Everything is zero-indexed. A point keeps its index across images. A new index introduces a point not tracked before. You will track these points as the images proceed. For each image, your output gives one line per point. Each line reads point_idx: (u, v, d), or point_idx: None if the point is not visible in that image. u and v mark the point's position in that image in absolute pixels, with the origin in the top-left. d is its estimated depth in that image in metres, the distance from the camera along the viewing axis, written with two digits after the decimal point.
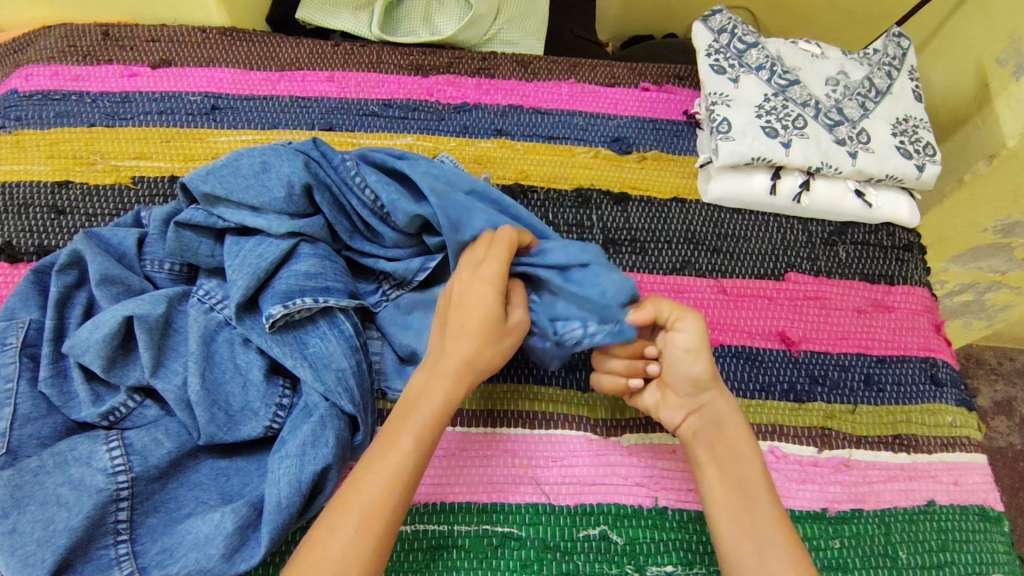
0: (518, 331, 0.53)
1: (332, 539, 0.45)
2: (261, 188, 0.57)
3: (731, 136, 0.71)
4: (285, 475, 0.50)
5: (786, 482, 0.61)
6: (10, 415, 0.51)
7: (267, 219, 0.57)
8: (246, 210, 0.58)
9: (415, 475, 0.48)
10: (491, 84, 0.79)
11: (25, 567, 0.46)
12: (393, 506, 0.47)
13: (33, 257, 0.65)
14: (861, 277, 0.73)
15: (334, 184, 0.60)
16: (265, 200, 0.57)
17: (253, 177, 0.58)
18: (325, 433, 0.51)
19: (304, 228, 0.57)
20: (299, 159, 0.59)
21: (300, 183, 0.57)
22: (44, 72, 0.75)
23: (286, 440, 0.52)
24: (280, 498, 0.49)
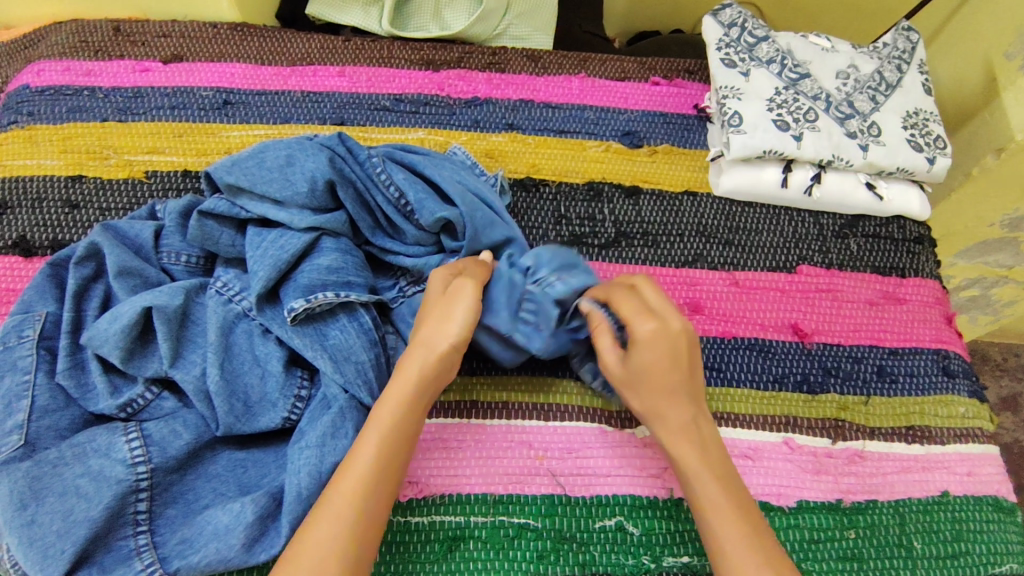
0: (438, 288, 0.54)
1: (316, 528, 0.45)
2: (283, 181, 0.57)
3: (743, 129, 0.71)
4: (305, 465, 0.50)
5: (801, 473, 0.61)
6: (28, 407, 0.51)
7: (289, 214, 0.57)
8: (268, 203, 0.58)
9: (384, 466, 0.48)
10: (501, 78, 0.79)
11: (45, 558, 0.46)
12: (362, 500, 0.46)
13: (48, 251, 0.65)
14: (873, 270, 0.73)
15: (359, 180, 0.60)
16: (288, 194, 0.57)
17: (276, 170, 0.58)
18: (344, 423, 0.52)
19: (326, 223, 0.57)
20: (322, 154, 0.59)
21: (323, 179, 0.57)
22: (55, 67, 0.75)
23: (305, 431, 0.52)
24: (300, 487, 0.49)
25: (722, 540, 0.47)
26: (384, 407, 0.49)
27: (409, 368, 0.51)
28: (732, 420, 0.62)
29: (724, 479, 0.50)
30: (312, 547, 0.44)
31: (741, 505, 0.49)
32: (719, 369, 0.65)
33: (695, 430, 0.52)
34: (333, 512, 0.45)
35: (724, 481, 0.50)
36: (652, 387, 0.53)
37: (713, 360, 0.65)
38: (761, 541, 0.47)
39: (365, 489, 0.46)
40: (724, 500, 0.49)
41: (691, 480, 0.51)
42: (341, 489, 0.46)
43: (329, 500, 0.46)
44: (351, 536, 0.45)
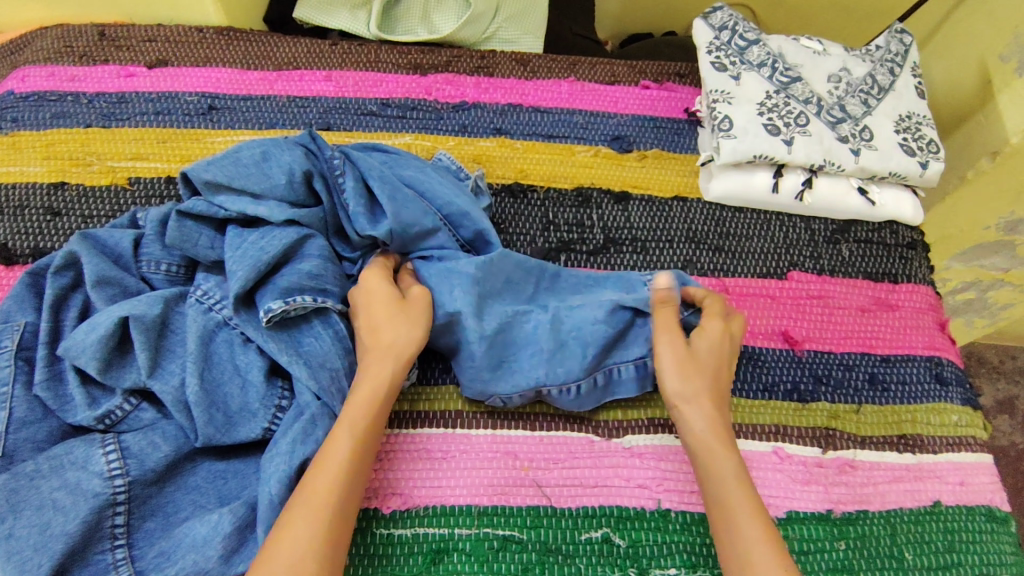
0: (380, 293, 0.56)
1: (289, 533, 0.44)
2: (259, 175, 0.57)
3: (733, 134, 0.70)
4: (275, 473, 0.50)
5: (790, 483, 0.60)
6: (5, 419, 0.50)
7: (267, 207, 0.56)
8: (246, 198, 0.56)
9: (354, 467, 0.48)
10: (490, 82, 0.79)
11: (20, 573, 0.45)
12: (337, 500, 0.46)
13: (29, 259, 0.64)
14: (865, 276, 0.72)
15: (328, 178, 0.60)
16: (266, 187, 0.57)
17: (254, 166, 0.57)
18: (310, 428, 0.51)
19: (303, 217, 0.57)
20: (298, 150, 0.59)
21: (301, 170, 0.58)
22: (40, 73, 0.75)
23: (277, 439, 0.51)
24: (272, 496, 0.49)
25: (741, 536, 0.48)
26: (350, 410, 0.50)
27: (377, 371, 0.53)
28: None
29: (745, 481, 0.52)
30: (284, 550, 0.44)
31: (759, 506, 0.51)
32: None
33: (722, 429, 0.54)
34: (304, 514, 0.45)
35: (745, 478, 0.52)
36: (698, 375, 0.56)
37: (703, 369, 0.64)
38: (776, 543, 0.48)
39: (337, 492, 0.46)
40: (748, 496, 0.51)
41: (717, 469, 0.52)
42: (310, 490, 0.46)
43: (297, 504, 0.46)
44: (324, 538, 0.45)
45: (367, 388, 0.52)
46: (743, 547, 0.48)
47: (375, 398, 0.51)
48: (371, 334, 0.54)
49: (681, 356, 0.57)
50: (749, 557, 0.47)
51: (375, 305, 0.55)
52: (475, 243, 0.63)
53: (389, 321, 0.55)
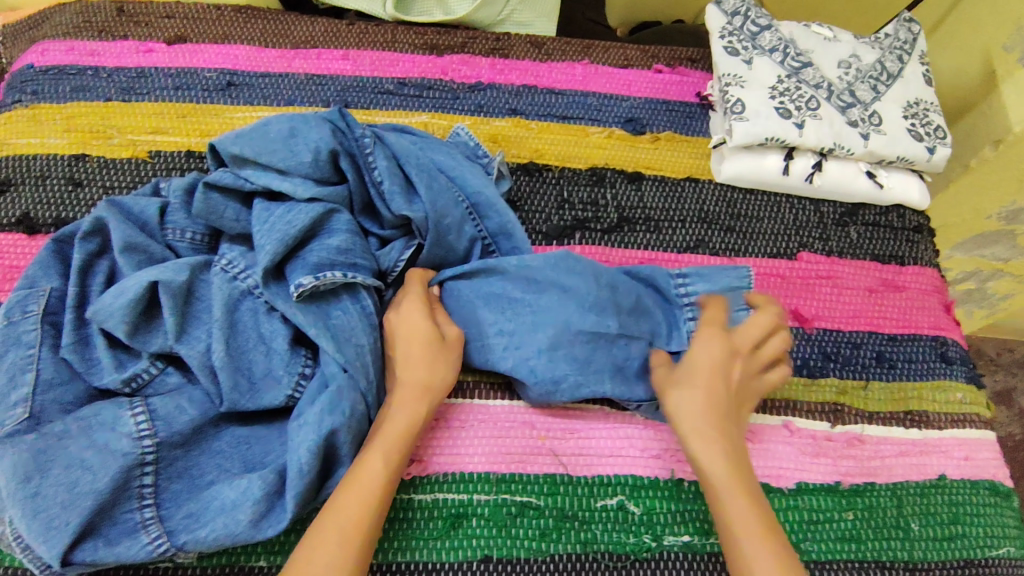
0: (415, 324, 0.57)
1: (317, 556, 0.47)
2: (285, 152, 0.58)
3: (745, 116, 0.72)
4: (304, 441, 0.51)
5: (800, 455, 0.62)
6: (33, 380, 0.51)
7: (292, 184, 0.57)
8: (272, 173, 0.58)
9: (385, 497, 0.51)
10: (505, 64, 0.80)
11: (48, 531, 0.46)
12: (367, 533, 0.49)
13: (52, 228, 0.65)
14: (872, 258, 0.73)
15: (358, 157, 0.60)
16: (292, 163, 0.57)
17: (281, 141, 0.58)
18: (338, 400, 0.52)
19: (326, 195, 0.58)
20: (325, 127, 0.59)
21: (326, 149, 0.58)
22: (60, 47, 0.76)
23: (304, 409, 0.52)
24: (301, 464, 0.50)
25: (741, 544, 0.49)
26: (379, 440, 0.52)
27: (410, 405, 0.54)
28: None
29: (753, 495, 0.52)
30: (317, 566, 0.46)
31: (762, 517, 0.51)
32: None
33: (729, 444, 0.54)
34: (335, 529, 0.48)
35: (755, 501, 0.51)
36: (699, 387, 0.56)
37: None
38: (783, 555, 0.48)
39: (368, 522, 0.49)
40: (753, 517, 0.50)
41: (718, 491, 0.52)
42: (342, 512, 0.49)
43: (325, 530, 0.48)
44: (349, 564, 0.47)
45: (403, 421, 0.54)
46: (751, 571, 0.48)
47: (408, 429, 0.53)
48: (403, 368, 0.56)
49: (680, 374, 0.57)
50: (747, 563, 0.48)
51: (415, 337, 0.57)
52: (496, 236, 0.63)
53: (426, 356, 0.56)
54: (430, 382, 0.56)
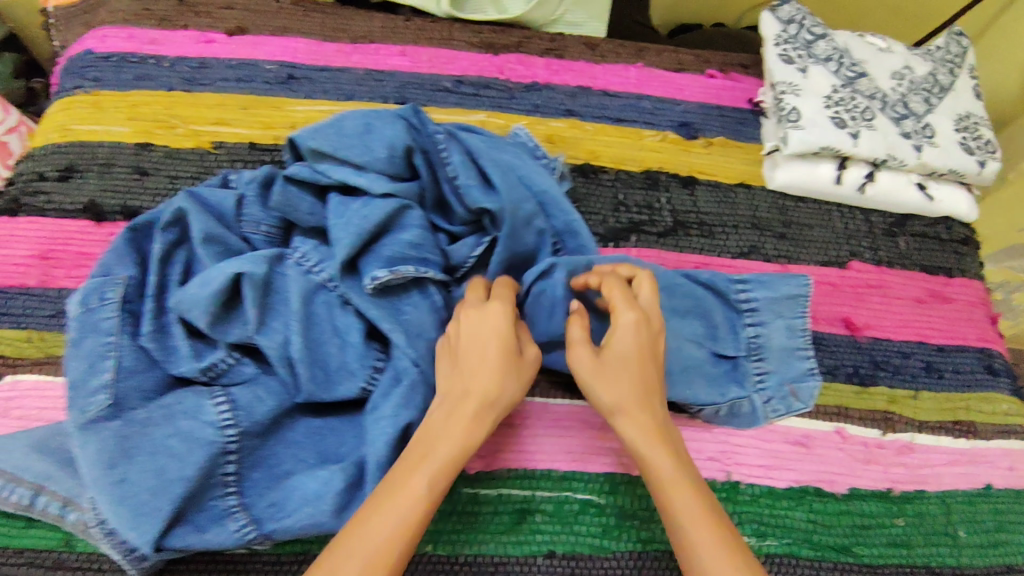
0: (485, 327, 0.52)
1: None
2: (361, 146, 0.58)
3: (801, 125, 0.73)
4: (380, 435, 0.52)
5: (852, 462, 0.63)
6: (113, 367, 0.52)
7: (368, 178, 0.58)
8: (348, 167, 0.58)
9: (424, 521, 0.45)
10: (560, 65, 0.81)
11: (137, 516, 0.47)
12: (399, 558, 0.43)
13: (119, 217, 0.65)
14: (921, 268, 0.74)
15: (431, 156, 0.61)
16: (368, 159, 0.58)
17: (357, 137, 0.59)
18: (413, 395, 0.53)
19: (399, 190, 0.59)
20: (399, 124, 0.60)
21: (401, 145, 0.59)
22: (119, 34, 0.76)
23: (379, 403, 0.53)
24: (379, 457, 0.52)
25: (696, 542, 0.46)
26: (427, 455, 0.47)
27: (466, 416, 0.49)
28: (788, 409, 0.63)
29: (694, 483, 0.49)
30: None
31: (709, 506, 0.48)
32: None
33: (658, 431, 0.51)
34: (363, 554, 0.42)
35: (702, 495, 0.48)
36: (625, 373, 0.52)
37: None
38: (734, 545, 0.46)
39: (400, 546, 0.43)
40: (699, 508, 0.47)
41: (660, 483, 0.49)
42: (373, 529, 0.43)
43: (342, 547, 0.42)
44: None
45: (456, 434, 0.48)
46: (700, 571, 0.45)
47: (463, 448, 0.48)
48: (467, 374, 0.50)
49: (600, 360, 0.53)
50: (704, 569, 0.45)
51: (486, 341, 0.51)
52: (562, 236, 0.64)
53: (495, 364, 0.51)
54: (494, 395, 0.50)
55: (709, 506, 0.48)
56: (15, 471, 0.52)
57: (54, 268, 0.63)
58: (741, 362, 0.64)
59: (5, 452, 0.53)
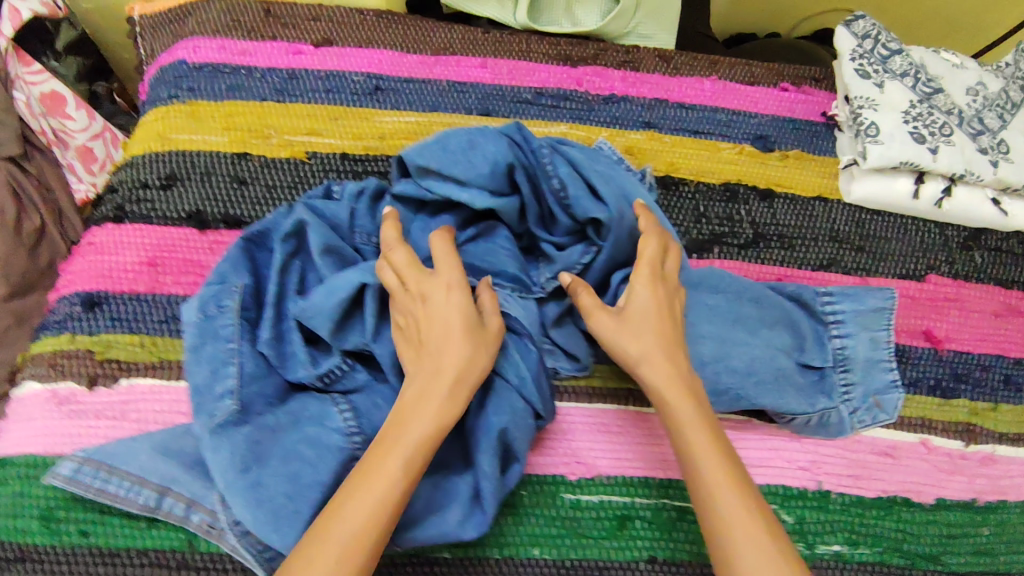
0: (440, 305, 0.52)
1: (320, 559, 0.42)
2: (465, 163, 0.60)
3: (880, 140, 0.74)
4: (490, 446, 0.54)
5: (938, 473, 0.64)
6: (237, 373, 0.54)
7: (470, 195, 0.60)
8: (451, 184, 0.61)
9: (402, 500, 0.46)
10: (636, 77, 0.82)
11: (275, 518, 0.49)
12: (379, 533, 0.44)
13: (221, 225, 0.68)
14: (996, 282, 0.75)
15: (531, 169, 0.62)
16: (472, 175, 0.60)
17: (460, 153, 0.60)
18: (502, 400, 0.56)
19: (502, 207, 0.61)
20: (502, 141, 0.61)
21: (503, 162, 0.60)
22: (210, 45, 0.77)
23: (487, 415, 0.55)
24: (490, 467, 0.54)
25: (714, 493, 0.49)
26: (400, 434, 0.48)
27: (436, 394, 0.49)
28: (873, 420, 0.64)
29: (717, 440, 0.52)
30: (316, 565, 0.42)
31: (733, 463, 0.51)
32: None
33: (685, 382, 0.54)
34: (344, 534, 0.43)
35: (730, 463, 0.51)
36: (647, 329, 0.56)
37: None
38: (752, 502, 0.49)
39: (375, 523, 0.44)
40: (719, 462, 0.50)
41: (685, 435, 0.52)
42: (351, 513, 0.44)
43: (334, 526, 0.44)
44: (355, 565, 0.43)
45: (427, 413, 0.49)
46: (717, 517, 0.48)
47: (436, 428, 0.48)
48: (436, 356, 0.51)
49: (619, 322, 0.56)
50: (722, 521, 0.48)
51: (445, 319, 0.52)
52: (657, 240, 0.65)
53: (453, 343, 0.51)
54: (454, 376, 0.50)
55: (735, 462, 0.51)
56: (143, 474, 0.55)
57: (162, 274, 0.65)
58: (827, 373, 0.65)
59: (132, 455, 0.55)
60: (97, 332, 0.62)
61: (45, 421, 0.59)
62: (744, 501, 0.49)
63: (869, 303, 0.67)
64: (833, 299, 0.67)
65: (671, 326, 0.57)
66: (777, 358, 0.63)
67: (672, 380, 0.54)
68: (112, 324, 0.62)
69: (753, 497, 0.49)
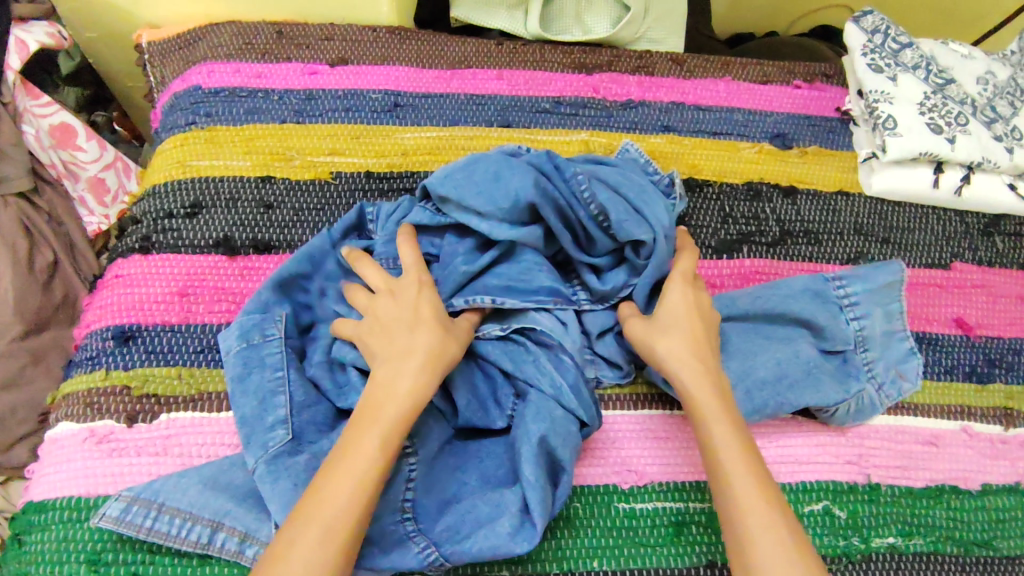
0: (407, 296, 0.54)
1: (298, 544, 0.42)
2: (488, 195, 0.60)
3: (898, 132, 0.75)
4: (528, 454, 0.53)
5: (982, 458, 0.65)
6: (287, 402, 0.54)
7: (490, 227, 0.60)
8: (473, 213, 0.60)
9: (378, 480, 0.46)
10: (652, 81, 0.82)
11: None
12: (356, 515, 0.44)
13: (250, 250, 0.66)
14: (1020, 267, 0.76)
15: (562, 197, 0.61)
16: (492, 208, 0.59)
17: (484, 184, 0.60)
18: (540, 409, 0.55)
19: (526, 237, 0.60)
20: (529, 173, 0.60)
21: (526, 199, 0.59)
22: (225, 69, 0.77)
23: (526, 423, 0.55)
24: (530, 477, 0.52)
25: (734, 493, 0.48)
26: (371, 417, 0.48)
27: (407, 376, 0.50)
28: (899, 393, 0.64)
29: (743, 441, 0.51)
30: (297, 549, 0.42)
31: (755, 463, 0.49)
32: None
33: (713, 383, 0.53)
34: (323, 517, 0.43)
35: (749, 458, 0.49)
36: (676, 332, 0.56)
37: None
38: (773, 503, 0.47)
39: (353, 505, 0.44)
40: (741, 461, 0.49)
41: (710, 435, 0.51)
42: (331, 495, 0.44)
43: (312, 510, 0.44)
44: (333, 547, 0.43)
45: (395, 393, 0.49)
46: (735, 517, 0.47)
47: (410, 409, 0.49)
48: (402, 342, 0.52)
49: (649, 327, 0.57)
50: (739, 520, 0.47)
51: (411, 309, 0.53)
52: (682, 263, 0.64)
53: (418, 330, 0.52)
54: (422, 360, 0.50)
55: (759, 463, 0.50)
56: (194, 510, 0.53)
57: (194, 304, 0.64)
58: (849, 356, 0.64)
59: (180, 490, 0.53)
60: (132, 367, 0.61)
61: (85, 461, 0.57)
62: (763, 501, 0.47)
63: (884, 279, 0.66)
64: (846, 282, 0.66)
65: (700, 329, 0.57)
66: (803, 352, 0.62)
67: (702, 381, 0.53)
68: (147, 358, 0.61)
69: (774, 498, 0.48)
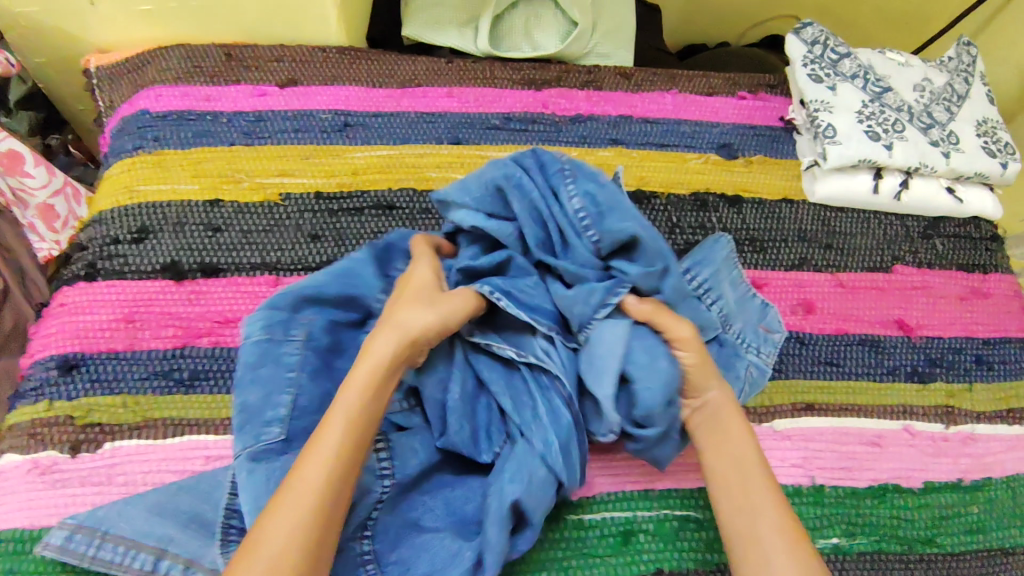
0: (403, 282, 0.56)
1: (272, 521, 0.43)
2: (474, 190, 0.60)
3: (838, 141, 0.77)
4: (495, 509, 0.52)
5: (923, 456, 0.67)
6: (290, 402, 0.54)
7: (476, 219, 0.60)
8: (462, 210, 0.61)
9: (351, 457, 0.47)
10: (600, 95, 0.84)
11: None
12: (327, 491, 0.45)
13: (198, 274, 0.67)
14: (958, 267, 0.79)
15: (544, 191, 0.60)
16: (477, 200, 0.60)
17: (473, 179, 0.61)
18: (521, 465, 0.53)
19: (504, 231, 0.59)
20: (512, 164, 0.60)
21: (506, 185, 0.59)
22: (173, 93, 0.77)
23: (505, 473, 0.53)
24: (494, 538, 0.51)
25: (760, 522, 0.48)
26: (345, 393, 0.49)
27: (382, 346, 0.51)
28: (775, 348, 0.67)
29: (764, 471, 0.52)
30: (269, 532, 0.43)
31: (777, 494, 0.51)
32: (838, 364, 0.70)
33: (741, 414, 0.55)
34: (293, 493, 0.44)
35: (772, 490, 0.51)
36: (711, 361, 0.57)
37: (831, 355, 0.70)
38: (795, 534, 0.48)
39: (326, 480, 0.45)
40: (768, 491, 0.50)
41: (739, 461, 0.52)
42: (306, 472, 0.45)
43: (288, 491, 0.44)
44: (304, 524, 0.43)
45: (367, 367, 0.50)
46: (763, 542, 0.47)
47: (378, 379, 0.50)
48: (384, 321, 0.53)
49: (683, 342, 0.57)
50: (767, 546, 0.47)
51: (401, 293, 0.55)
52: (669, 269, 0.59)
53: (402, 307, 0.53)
54: (397, 335, 0.51)
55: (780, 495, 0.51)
56: (138, 538, 0.52)
57: (140, 330, 0.63)
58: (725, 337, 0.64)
59: (122, 518, 0.53)
60: (76, 397, 0.60)
61: (28, 493, 0.56)
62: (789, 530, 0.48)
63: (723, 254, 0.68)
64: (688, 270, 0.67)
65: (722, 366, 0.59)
66: None
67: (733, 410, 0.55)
68: (90, 387, 0.61)
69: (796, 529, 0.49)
